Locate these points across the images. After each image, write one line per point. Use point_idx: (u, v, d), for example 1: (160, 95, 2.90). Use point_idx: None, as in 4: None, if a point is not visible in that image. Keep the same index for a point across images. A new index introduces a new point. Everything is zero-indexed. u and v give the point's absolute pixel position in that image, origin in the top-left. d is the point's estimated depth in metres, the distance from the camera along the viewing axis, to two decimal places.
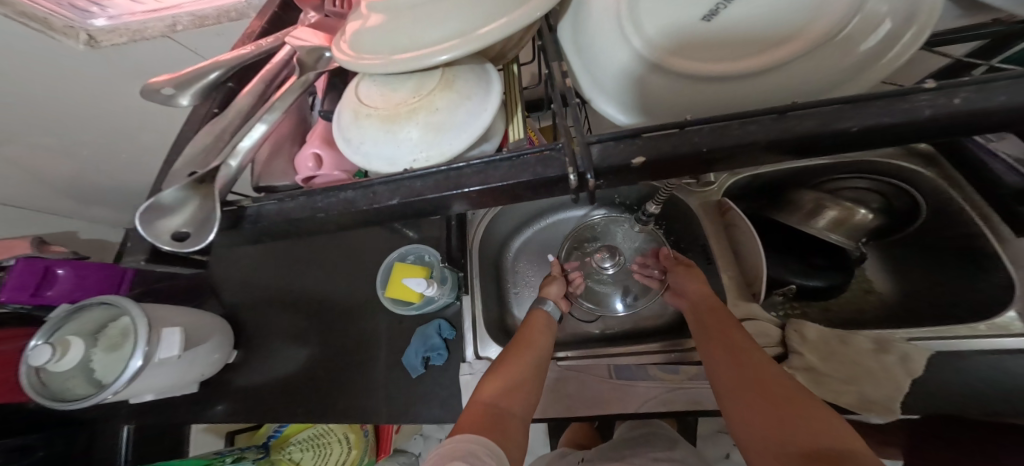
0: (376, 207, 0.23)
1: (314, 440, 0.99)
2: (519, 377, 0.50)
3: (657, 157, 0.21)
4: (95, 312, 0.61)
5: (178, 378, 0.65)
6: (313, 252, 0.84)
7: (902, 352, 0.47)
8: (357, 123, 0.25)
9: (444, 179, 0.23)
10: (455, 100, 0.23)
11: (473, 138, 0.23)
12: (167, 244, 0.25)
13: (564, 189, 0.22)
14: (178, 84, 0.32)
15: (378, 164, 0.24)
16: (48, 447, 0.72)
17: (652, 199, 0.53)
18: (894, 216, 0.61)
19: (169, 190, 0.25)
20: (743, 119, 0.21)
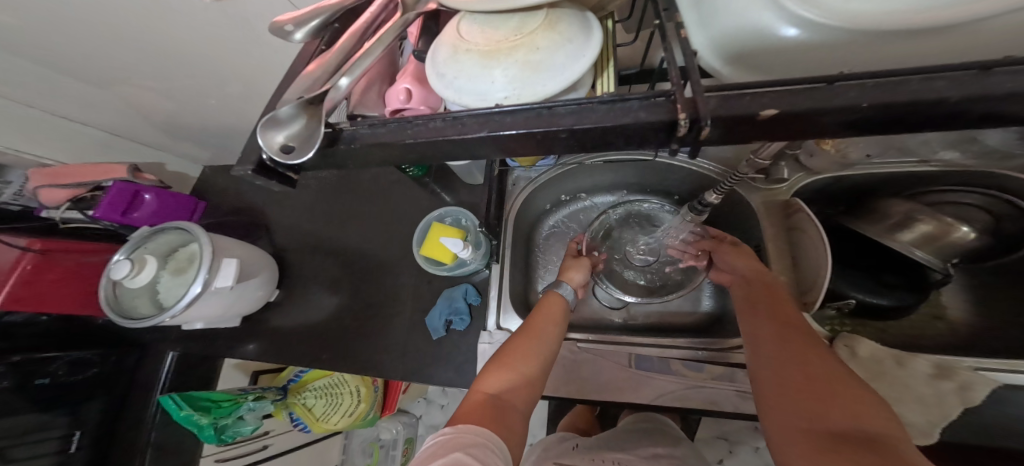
0: (462, 137, 0.22)
1: (328, 388, 1.06)
2: (526, 369, 0.49)
3: (792, 109, 0.19)
4: (169, 237, 0.67)
5: (228, 308, 0.70)
6: (358, 207, 0.87)
7: (964, 382, 0.44)
8: (454, 57, 0.24)
9: (536, 116, 0.22)
10: (557, 41, 0.23)
11: (568, 82, 0.22)
12: (275, 156, 0.25)
13: (668, 138, 0.21)
14: (297, 23, 0.31)
15: (469, 99, 0.24)
16: (101, 366, 0.78)
17: (713, 189, 0.50)
18: (1001, 239, 0.55)
19: (286, 107, 0.25)
20: (928, 75, 0.18)
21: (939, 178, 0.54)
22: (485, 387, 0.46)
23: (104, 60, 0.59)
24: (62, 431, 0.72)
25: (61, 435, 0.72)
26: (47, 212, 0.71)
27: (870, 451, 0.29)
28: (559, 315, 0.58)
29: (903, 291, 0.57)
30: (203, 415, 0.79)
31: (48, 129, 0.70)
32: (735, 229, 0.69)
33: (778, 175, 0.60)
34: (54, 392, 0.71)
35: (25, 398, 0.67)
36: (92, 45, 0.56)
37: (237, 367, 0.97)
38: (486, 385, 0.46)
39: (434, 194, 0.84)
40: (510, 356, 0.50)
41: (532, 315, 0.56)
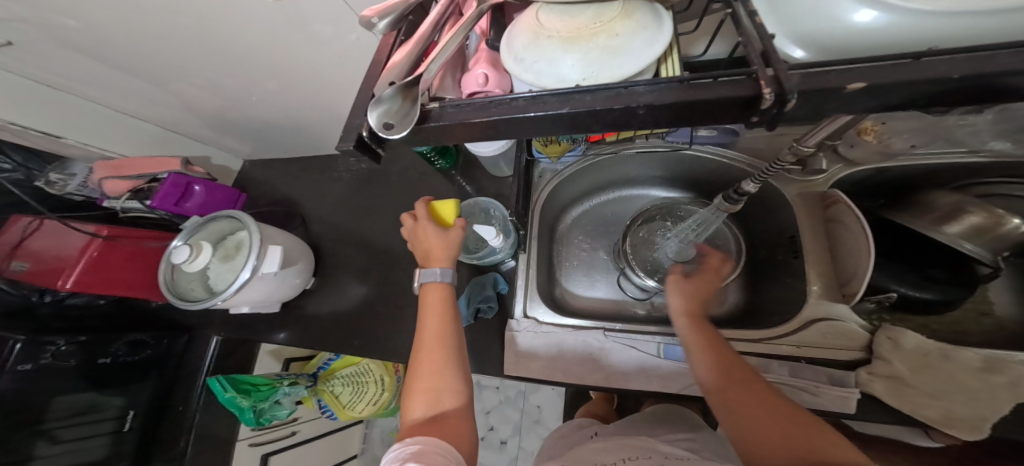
0: (545, 114, 0.24)
1: (355, 377, 1.16)
2: (441, 366, 0.45)
3: (879, 82, 0.20)
4: (222, 224, 0.71)
5: (270, 293, 0.74)
6: (388, 199, 0.90)
7: (1015, 376, 0.43)
8: (534, 43, 0.25)
9: (613, 95, 0.23)
10: (634, 28, 0.24)
11: (647, 63, 0.24)
12: (380, 134, 0.27)
13: (749, 111, 0.22)
14: (382, 15, 0.31)
15: (548, 81, 0.25)
16: (155, 347, 0.82)
17: (750, 178, 0.50)
18: None
19: (389, 91, 0.26)
20: (1010, 49, 0.19)
21: (989, 168, 0.54)
22: (412, 415, 0.43)
23: (163, 57, 0.62)
24: (116, 413, 0.76)
25: (115, 416, 0.76)
26: (108, 202, 0.76)
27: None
28: (447, 303, 0.50)
29: (952, 287, 0.53)
30: (244, 397, 0.84)
31: (109, 123, 0.75)
32: (764, 221, 0.69)
33: (815, 165, 0.61)
34: (113, 372, 0.76)
35: (84, 378, 0.72)
36: (155, 48, 0.59)
37: (272, 353, 1.03)
38: (412, 411, 0.43)
39: (461, 188, 0.87)
40: (427, 354, 0.46)
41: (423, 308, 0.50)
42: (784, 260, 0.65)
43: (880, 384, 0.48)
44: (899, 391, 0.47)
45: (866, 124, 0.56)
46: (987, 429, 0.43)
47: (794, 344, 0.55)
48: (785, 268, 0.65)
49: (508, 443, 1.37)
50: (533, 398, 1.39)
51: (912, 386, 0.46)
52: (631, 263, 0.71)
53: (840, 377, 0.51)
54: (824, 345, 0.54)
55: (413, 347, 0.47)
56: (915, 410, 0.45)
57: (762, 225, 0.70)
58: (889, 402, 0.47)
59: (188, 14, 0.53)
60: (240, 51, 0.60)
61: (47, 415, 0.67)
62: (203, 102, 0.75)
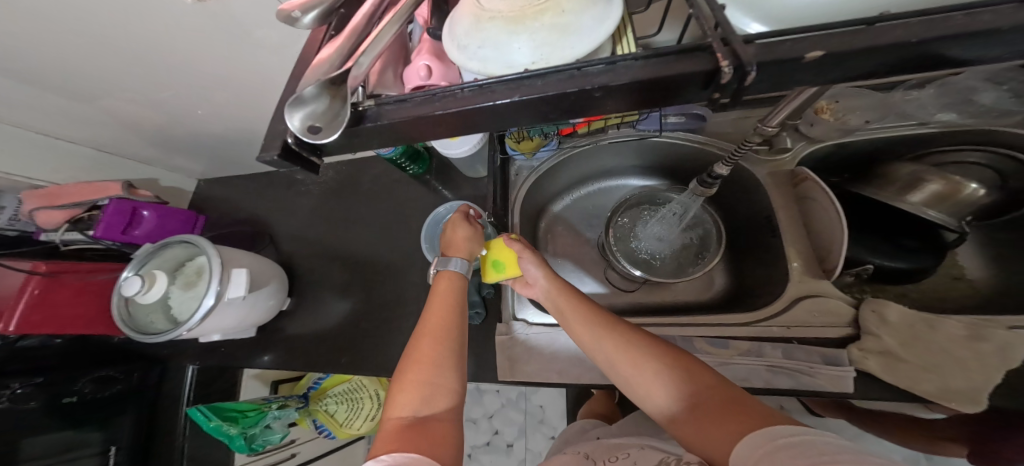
0: (494, 103, 0.22)
1: (348, 394, 1.13)
2: (434, 367, 0.42)
3: (839, 50, 0.19)
4: (176, 250, 0.66)
5: (241, 318, 0.70)
6: (362, 210, 0.87)
7: (1003, 342, 0.44)
8: (478, 27, 0.23)
9: (566, 78, 0.21)
10: (582, 2, 0.22)
11: (598, 41, 0.22)
12: (305, 138, 0.24)
13: (706, 87, 0.21)
14: (305, 6, 0.29)
15: (495, 68, 0.23)
16: (126, 381, 0.75)
17: (721, 161, 0.50)
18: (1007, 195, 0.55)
19: (310, 86, 0.23)
20: (969, 11, 0.19)
21: (937, 138, 0.55)
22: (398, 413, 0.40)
23: (86, 71, 0.56)
24: (99, 448, 0.71)
25: (98, 451, 0.71)
26: (46, 235, 0.69)
27: (751, 420, 0.33)
28: (456, 298, 0.48)
29: (921, 254, 0.55)
30: (231, 424, 0.79)
31: (34, 149, 0.68)
32: (739, 203, 0.69)
33: (780, 144, 0.62)
34: (83, 410, 0.69)
35: (57, 418, 0.66)
36: (71, 61, 0.53)
37: (258, 376, 1.00)
38: (400, 408, 0.40)
39: (437, 192, 0.85)
40: (421, 350, 0.43)
41: (429, 302, 0.48)
42: (762, 240, 0.65)
43: (874, 360, 0.49)
44: (894, 367, 0.47)
45: (822, 103, 0.57)
46: (985, 401, 0.43)
47: (783, 326, 0.55)
48: (764, 248, 0.65)
49: (514, 446, 1.34)
50: (535, 398, 1.38)
51: (904, 360, 0.47)
52: (616, 255, 0.70)
53: (834, 356, 0.51)
54: (812, 324, 0.54)
55: (410, 340, 0.45)
56: (912, 386, 0.46)
57: (739, 208, 0.70)
58: (885, 378, 0.47)
59: (100, 25, 0.47)
60: (177, 61, 0.56)
61: (21, 454, 0.61)
62: (143, 118, 0.69)
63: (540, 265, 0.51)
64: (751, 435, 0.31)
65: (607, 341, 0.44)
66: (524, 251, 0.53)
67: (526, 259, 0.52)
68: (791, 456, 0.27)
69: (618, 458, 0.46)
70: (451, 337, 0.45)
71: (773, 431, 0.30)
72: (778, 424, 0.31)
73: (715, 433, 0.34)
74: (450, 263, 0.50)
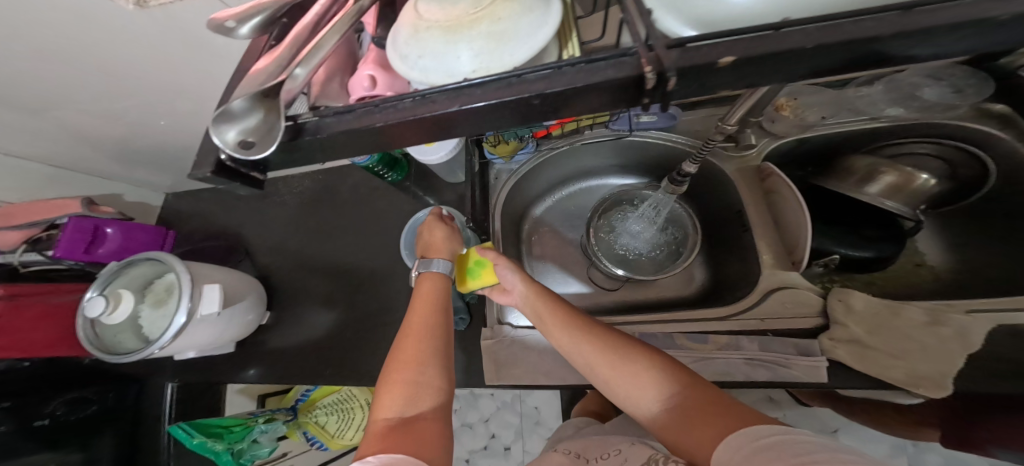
0: (436, 114, 0.22)
1: (339, 404, 1.11)
2: (420, 369, 0.42)
3: (749, 56, 0.19)
4: (142, 268, 0.64)
5: (217, 334, 0.68)
6: (342, 219, 0.85)
7: (958, 327, 0.47)
8: (416, 36, 0.24)
9: (504, 86, 0.22)
10: (517, 10, 0.22)
11: (537, 48, 0.22)
12: (235, 152, 0.24)
13: (638, 93, 0.21)
14: (240, 17, 0.29)
15: (435, 77, 0.23)
16: (101, 402, 0.73)
17: (689, 159, 0.51)
18: (956, 185, 0.59)
19: (238, 99, 0.23)
20: (859, 16, 0.19)
21: (892, 132, 0.56)
22: (383, 415, 0.39)
23: (30, 84, 0.53)
24: None
25: None
26: (2, 257, 0.65)
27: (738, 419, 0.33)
28: (439, 301, 0.48)
29: (883, 242, 0.56)
30: (216, 440, 0.77)
31: None
32: (713, 199, 0.71)
33: (746, 140, 0.63)
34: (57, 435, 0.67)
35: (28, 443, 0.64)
36: (10, 74, 0.50)
37: (243, 391, 0.98)
38: (386, 409, 0.39)
39: (418, 198, 0.84)
40: (406, 354, 0.43)
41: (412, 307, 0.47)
42: (735, 234, 0.67)
43: (845, 350, 0.50)
44: (864, 356, 0.49)
45: (781, 100, 0.60)
46: (950, 385, 0.44)
47: (758, 318, 0.56)
48: (737, 241, 0.66)
49: (512, 449, 1.34)
50: (530, 400, 1.38)
51: (872, 347, 0.48)
52: (598, 255, 0.71)
53: (806, 346, 0.52)
54: (784, 315, 0.56)
55: (394, 343, 0.44)
56: (883, 373, 0.47)
57: (713, 203, 0.71)
58: (857, 367, 0.49)
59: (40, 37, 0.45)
60: (129, 70, 0.54)
61: None
62: (102, 131, 0.66)
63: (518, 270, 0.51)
64: (738, 433, 0.31)
65: (588, 344, 0.44)
66: (499, 258, 0.52)
67: (505, 265, 0.51)
68: (774, 457, 0.27)
69: (612, 455, 0.46)
70: (436, 339, 0.44)
71: (756, 430, 0.31)
72: (762, 422, 0.32)
73: (701, 432, 0.34)
74: (431, 266, 0.49)
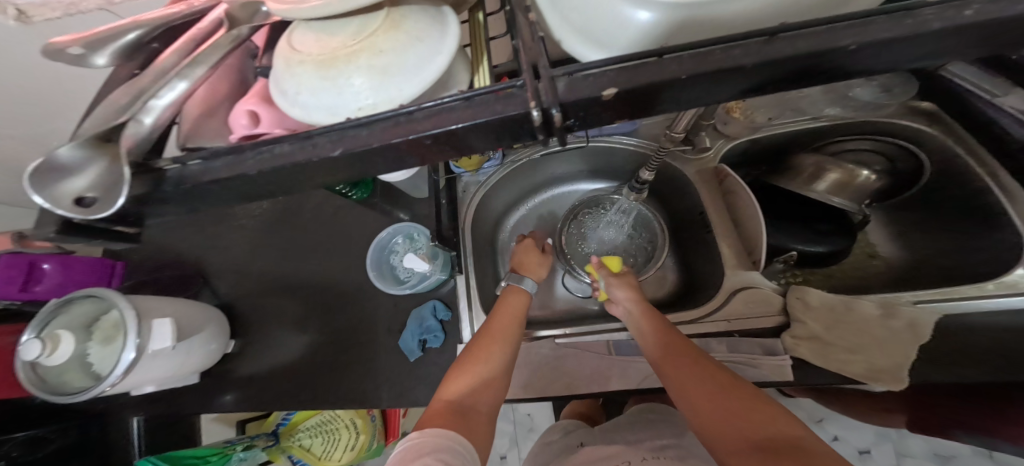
0: (318, 159, 0.22)
1: (322, 426, 1.08)
2: (487, 366, 0.51)
3: (628, 87, 0.19)
4: (85, 306, 0.60)
5: (176, 368, 0.64)
6: (306, 237, 0.82)
7: (910, 318, 0.48)
8: (290, 71, 0.23)
9: (392, 126, 0.22)
10: (401, 41, 0.22)
11: (428, 81, 0.23)
12: (68, 210, 0.22)
13: (531, 128, 0.21)
14: (88, 45, 0.26)
15: (318, 116, 0.23)
16: (60, 439, 0.68)
17: (647, 166, 0.52)
18: (897, 178, 0.61)
19: (64, 148, 0.22)
20: (727, 45, 0.20)
21: (827, 132, 0.59)
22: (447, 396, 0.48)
23: None
24: None
25: None
26: None
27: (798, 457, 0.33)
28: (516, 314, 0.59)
29: (836, 236, 0.59)
30: None
31: None
32: (677, 201, 0.71)
33: (702, 143, 0.63)
34: None
35: None
36: None
37: (217, 419, 0.98)
38: (449, 393, 0.48)
39: (384, 214, 0.82)
40: (480, 351, 0.52)
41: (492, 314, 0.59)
42: (699, 235, 0.67)
43: (807, 348, 0.50)
44: (823, 352, 0.49)
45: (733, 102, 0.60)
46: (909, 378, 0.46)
47: (727, 319, 0.57)
48: (700, 243, 0.67)
49: (508, 457, 1.32)
50: (522, 407, 1.37)
51: (832, 343, 0.49)
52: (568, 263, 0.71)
53: (772, 346, 0.53)
54: (749, 315, 0.56)
55: (472, 340, 0.54)
56: (843, 369, 0.48)
57: (678, 206, 0.72)
58: (816, 364, 0.50)
59: None
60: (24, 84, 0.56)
61: None
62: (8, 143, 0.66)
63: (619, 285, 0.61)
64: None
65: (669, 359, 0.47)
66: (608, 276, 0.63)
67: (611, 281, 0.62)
68: None
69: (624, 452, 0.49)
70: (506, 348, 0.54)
71: None
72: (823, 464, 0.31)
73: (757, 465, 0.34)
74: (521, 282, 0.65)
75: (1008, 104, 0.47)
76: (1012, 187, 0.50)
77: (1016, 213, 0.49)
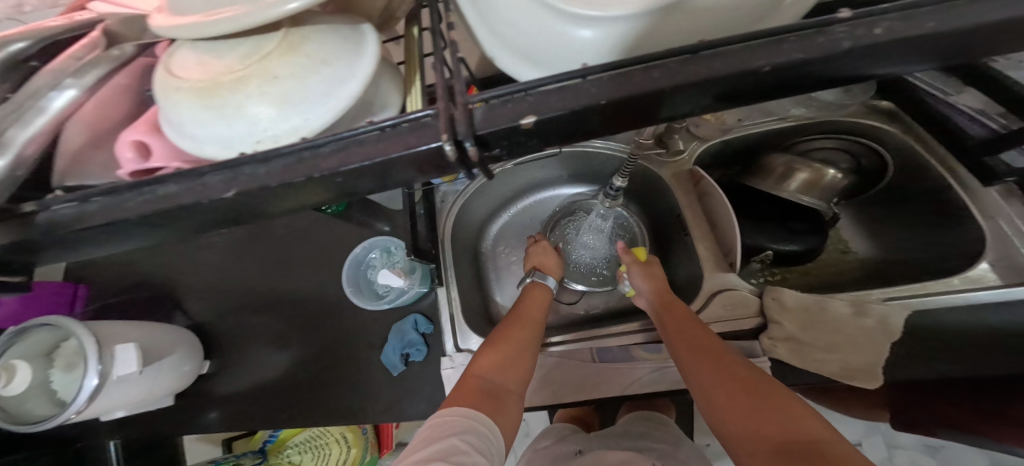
0: (208, 200, 0.22)
1: (312, 441, 1.06)
2: (515, 350, 0.52)
3: (546, 116, 0.20)
4: (43, 334, 0.57)
5: (146, 392, 0.62)
6: (282, 252, 0.80)
7: (881, 315, 0.48)
8: (169, 101, 0.23)
9: (297, 161, 0.22)
10: (299, 68, 0.23)
11: (339, 108, 0.24)
12: None
13: (446, 160, 0.21)
14: None
15: (213, 150, 0.24)
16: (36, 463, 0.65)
17: (619, 173, 0.52)
18: (862, 175, 0.63)
19: None
20: (647, 64, 0.20)
21: (797, 130, 0.61)
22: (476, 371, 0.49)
23: None
24: None
25: None
26: None
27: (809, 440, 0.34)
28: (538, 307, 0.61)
29: (808, 235, 0.59)
30: None
31: None
32: (656, 204, 0.71)
33: (676, 146, 0.64)
34: None
35: None
36: None
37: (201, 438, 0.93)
38: (479, 369, 0.49)
39: (362, 225, 0.80)
40: (507, 337, 0.53)
41: (520, 305, 0.61)
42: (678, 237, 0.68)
43: (782, 348, 0.51)
44: (799, 351, 0.50)
45: None
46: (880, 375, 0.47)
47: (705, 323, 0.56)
48: (680, 246, 0.67)
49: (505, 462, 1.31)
50: None
51: (808, 344, 0.50)
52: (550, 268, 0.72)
53: (750, 349, 0.53)
54: (725, 318, 0.56)
55: (500, 325, 0.55)
56: (819, 368, 0.49)
57: (656, 208, 0.72)
58: (793, 364, 0.50)
59: None
60: None
61: None
62: None
63: (642, 275, 0.61)
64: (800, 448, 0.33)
65: (689, 344, 0.49)
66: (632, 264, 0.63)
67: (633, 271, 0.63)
68: None
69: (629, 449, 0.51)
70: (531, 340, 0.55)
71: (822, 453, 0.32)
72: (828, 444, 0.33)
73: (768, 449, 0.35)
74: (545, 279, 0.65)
75: (962, 102, 0.54)
76: (972, 184, 0.51)
77: (976, 209, 0.50)
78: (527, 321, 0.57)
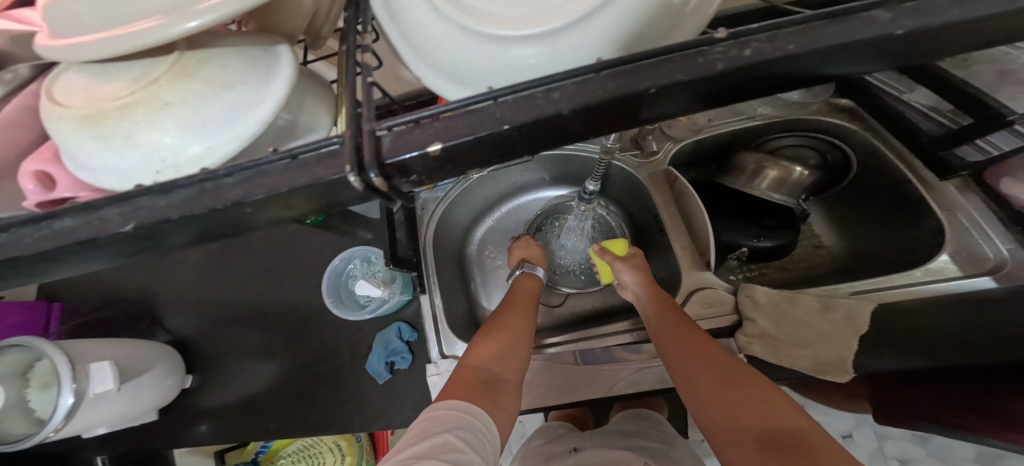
0: (105, 235, 0.20)
1: (305, 451, 1.05)
2: (510, 341, 0.52)
3: (450, 145, 0.20)
4: (15, 354, 0.56)
5: (126, 409, 0.61)
6: (263, 263, 0.80)
7: (848, 310, 0.48)
8: (58, 131, 0.22)
9: (200, 193, 0.21)
10: (199, 92, 0.22)
11: (245, 136, 0.23)
12: None
13: (352, 189, 0.21)
14: None
15: (111, 181, 0.22)
16: None
17: (591, 177, 0.52)
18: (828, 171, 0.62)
19: None
20: (548, 86, 0.20)
21: (767, 129, 0.62)
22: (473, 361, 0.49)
23: None
24: None
25: None
26: None
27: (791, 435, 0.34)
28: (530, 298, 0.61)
29: (780, 231, 0.60)
30: None
31: None
32: (634, 204, 0.72)
33: (650, 147, 0.65)
34: None
35: None
36: None
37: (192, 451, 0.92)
38: (475, 359, 0.49)
39: (344, 235, 0.81)
40: (502, 328, 0.53)
41: (512, 296, 0.61)
42: (655, 237, 0.69)
43: (757, 344, 0.52)
44: (773, 347, 0.51)
45: None
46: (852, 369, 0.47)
47: None
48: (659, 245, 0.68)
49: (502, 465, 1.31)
50: None
51: (780, 339, 0.50)
52: None
53: None
54: (704, 316, 0.57)
55: (494, 318, 0.55)
56: (793, 363, 0.50)
57: (635, 209, 0.72)
58: (769, 359, 0.51)
59: None
60: None
61: None
62: None
63: (629, 267, 0.61)
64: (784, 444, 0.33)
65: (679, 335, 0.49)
66: (615, 260, 0.62)
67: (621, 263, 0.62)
68: None
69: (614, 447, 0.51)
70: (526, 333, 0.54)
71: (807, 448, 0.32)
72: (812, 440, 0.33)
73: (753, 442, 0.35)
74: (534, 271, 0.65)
75: (915, 100, 0.54)
76: (931, 178, 0.53)
77: (938, 202, 0.52)
78: (521, 313, 0.57)
